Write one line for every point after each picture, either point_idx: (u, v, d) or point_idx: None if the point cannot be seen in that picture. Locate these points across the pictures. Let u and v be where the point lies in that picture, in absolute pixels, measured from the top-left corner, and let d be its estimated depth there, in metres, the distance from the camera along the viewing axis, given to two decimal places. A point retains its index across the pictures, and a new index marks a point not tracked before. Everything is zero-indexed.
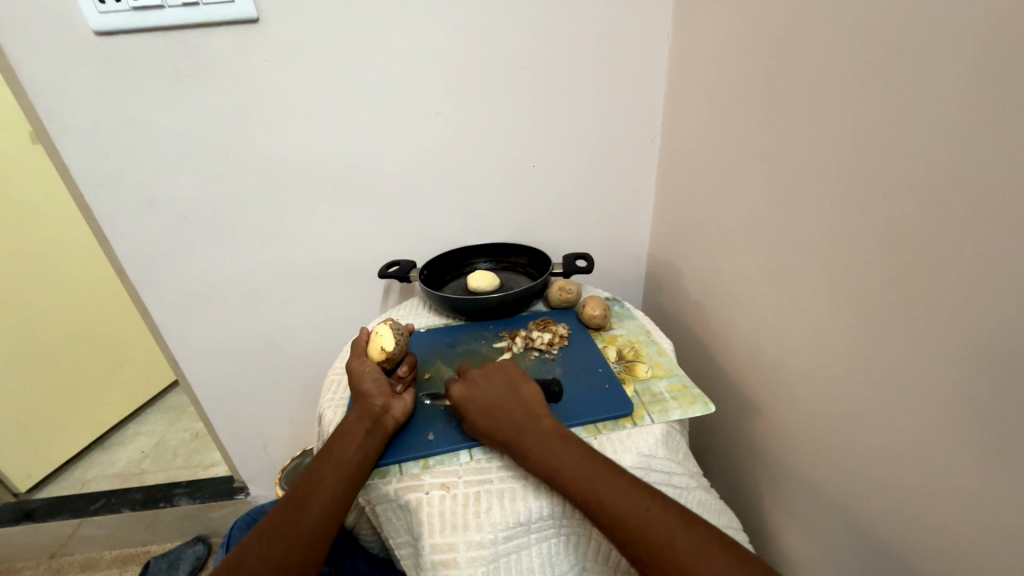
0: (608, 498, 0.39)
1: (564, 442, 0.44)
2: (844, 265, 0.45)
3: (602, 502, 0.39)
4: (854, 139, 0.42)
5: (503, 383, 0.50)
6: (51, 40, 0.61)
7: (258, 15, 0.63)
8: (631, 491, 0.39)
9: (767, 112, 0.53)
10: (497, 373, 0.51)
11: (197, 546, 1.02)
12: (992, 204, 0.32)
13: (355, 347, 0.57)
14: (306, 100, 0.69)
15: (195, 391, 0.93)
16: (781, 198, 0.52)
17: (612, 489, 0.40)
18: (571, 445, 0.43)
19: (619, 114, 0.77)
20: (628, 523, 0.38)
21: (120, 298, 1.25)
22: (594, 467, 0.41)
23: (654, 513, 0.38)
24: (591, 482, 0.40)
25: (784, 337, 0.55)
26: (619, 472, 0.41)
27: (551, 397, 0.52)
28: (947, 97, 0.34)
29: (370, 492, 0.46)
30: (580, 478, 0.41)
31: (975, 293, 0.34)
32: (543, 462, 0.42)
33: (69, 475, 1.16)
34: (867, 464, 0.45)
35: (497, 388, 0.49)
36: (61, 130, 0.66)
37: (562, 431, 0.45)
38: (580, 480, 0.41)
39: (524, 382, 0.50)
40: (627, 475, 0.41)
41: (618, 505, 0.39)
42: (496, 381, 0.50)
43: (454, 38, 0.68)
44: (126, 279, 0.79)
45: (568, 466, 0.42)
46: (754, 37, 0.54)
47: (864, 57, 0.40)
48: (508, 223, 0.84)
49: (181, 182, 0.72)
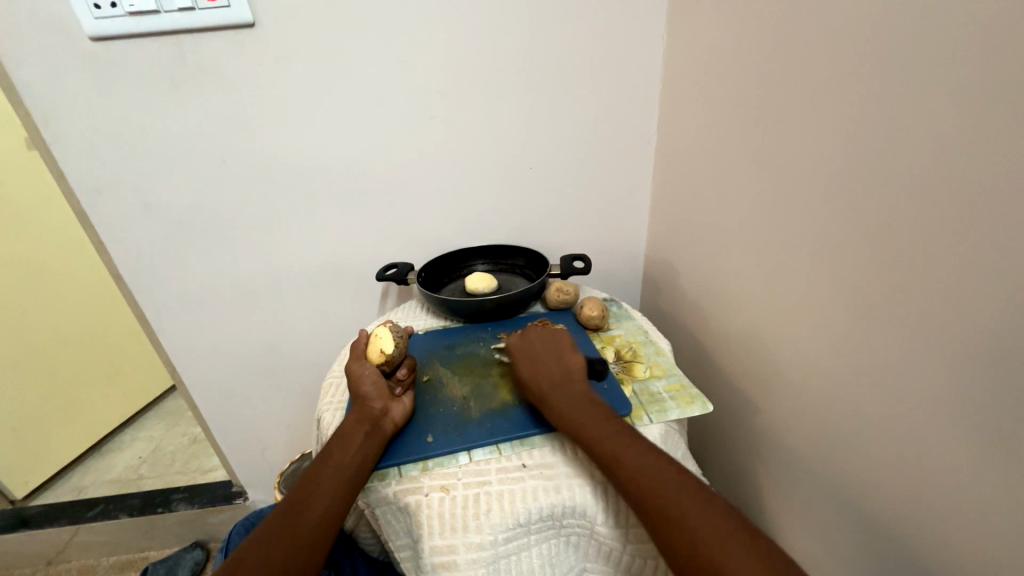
0: (622, 453, 0.42)
1: (591, 406, 0.47)
2: (841, 265, 0.45)
3: (616, 455, 0.42)
4: (850, 139, 0.42)
5: (554, 348, 0.55)
6: (46, 46, 0.60)
7: (254, 19, 0.63)
8: (645, 455, 0.41)
9: (762, 113, 0.53)
10: (552, 339, 0.56)
11: (195, 551, 1.02)
12: (988, 204, 0.32)
13: (354, 350, 0.56)
14: (303, 103, 0.69)
15: (193, 396, 0.92)
16: (777, 199, 0.53)
17: (622, 447, 0.42)
18: (601, 408, 0.47)
19: (615, 116, 0.77)
20: (635, 474, 0.40)
21: (117, 303, 1.25)
22: (612, 428, 0.44)
23: (664, 471, 0.40)
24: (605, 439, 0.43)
25: (782, 337, 0.56)
26: (638, 438, 0.43)
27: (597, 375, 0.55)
28: (942, 98, 0.34)
29: (369, 495, 0.46)
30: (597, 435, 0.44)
31: (972, 292, 0.34)
32: (568, 415, 0.47)
33: (67, 481, 1.16)
34: (865, 462, 0.46)
35: (545, 352, 0.54)
36: (57, 136, 0.66)
37: (593, 397, 0.49)
38: (596, 435, 0.44)
39: (572, 351, 0.54)
40: (642, 441, 0.43)
41: (629, 463, 0.41)
42: (548, 344, 0.55)
43: (450, 41, 0.68)
44: (123, 284, 0.79)
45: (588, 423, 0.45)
46: (749, 38, 0.54)
47: (859, 57, 0.40)
48: (505, 225, 0.84)
49: (178, 186, 0.72)
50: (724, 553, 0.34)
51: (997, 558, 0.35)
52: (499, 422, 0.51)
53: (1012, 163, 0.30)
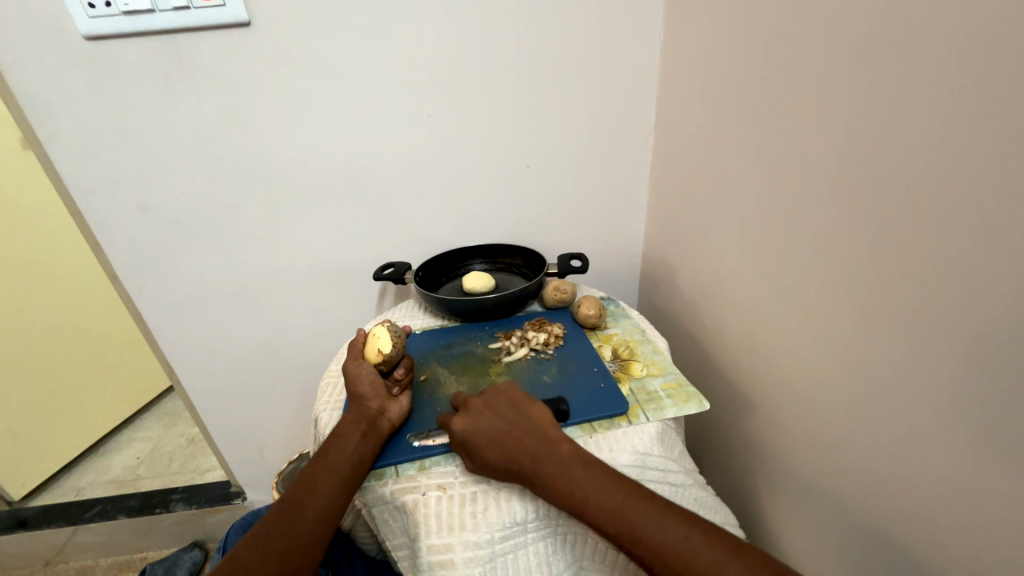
0: (642, 527, 0.37)
1: (588, 470, 0.41)
2: (837, 263, 0.45)
3: (637, 532, 0.37)
4: (847, 136, 0.42)
5: (510, 411, 0.46)
6: (42, 45, 0.60)
7: (249, 18, 0.63)
8: (667, 522, 0.37)
9: (760, 111, 0.53)
10: (500, 401, 0.47)
11: (194, 552, 1.01)
12: (985, 199, 0.32)
13: (352, 348, 0.56)
14: (300, 103, 0.69)
15: (191, 396, 0.92)
16: (775, 196, 0.53)
17: (646, 518, 0.38)
18: (597, 473, 0.41)
19: (613, 114, 0.77)
20: (666, 553, 0.36)
21: (115, 302, 1.25)
22: (623, 497, 0.39)
23: (693, 541, 0.36)
24: (625, 518, 0.38)
25: (779, 335, 0.56)
26: (649, 497, 0.39)
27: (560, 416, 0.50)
28: (940, 96, 0.34)
29: (366, 494, 0.46)
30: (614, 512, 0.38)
31: (969, 289, 0.34)
32: (571, 499, 0.39)
33: (64, 482, 1.16)
34: (862, 460, 0.46)
35: (501, 419, 0.45)
36: (53, 136, 0.66)
37: (586, 458, 0.42)
38: (611, 512, 0.38)
39: (530, 407, 0.47)
40: (655, 501, 0.39)
41: (656, 540, 0.37)
42: (501, 412, 0.46)
43: (447, 40, 0.68)
44: (120, 284, 0.79)
45: (597, 501, 0.39)
46: (746, 36, 0.54)
47: (856, 56, 0.40)
48: (502, 224, 0.84)
49: (174, 186, 0.72)
50: None
51: (994, 556, 0.35)
52: None
53: (1010, 162, 0.30)
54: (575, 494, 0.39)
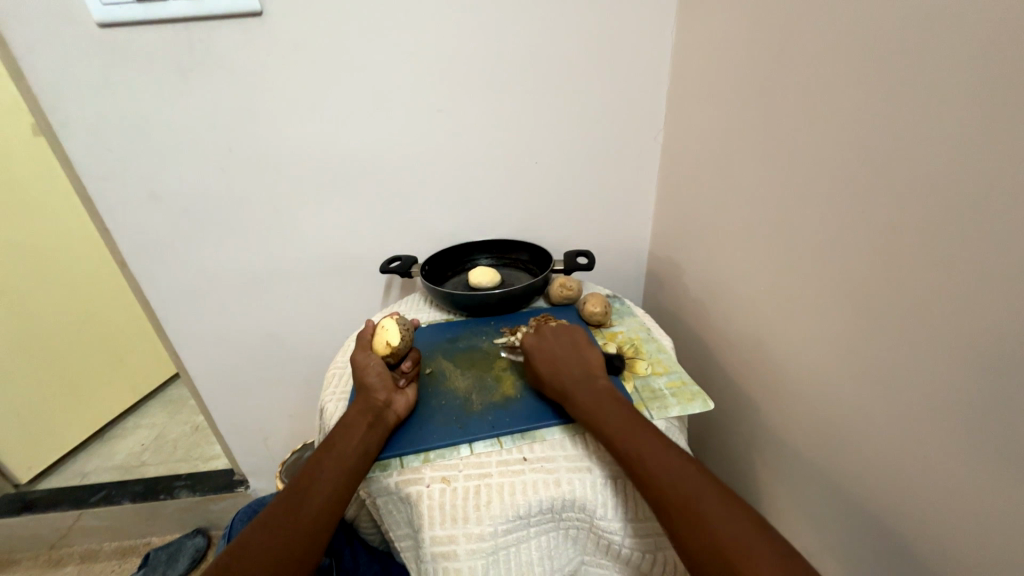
0: (644, 451, 0.41)
1: (613, 399, 0.47)
2: (844, 265, 0.45)
3: (637, 453, 0.41)
4: (855, 139, 0.42)
5: (571, 344, 0.54)
6: (54, 34, 0.61)
7: (261, 8, 0.63)
8: (667, 451, 0.41)
9: (769, 111, 0.53)
10: (567, 335, 0.56)
11: (197, 539, 1.03)
12: (995, 207, 0.32)
13: (360, 339, 0.57)
14: (308, 95, 0.69)
15: (196, 385, 0.93)
16: (783, 198, 0.52)
17: (649, 444, 0.41)
18: (622, 404, 0.47)
19: (621, 112, 0.77)
20: (657, 472, 0.39)
21: (122, 290, 1.26)
22: (637, 425, 0.44)
23: (686, 469, 0.39)
24: (631, 435, 0.43)
25: (784, 336, 0.56)
26: (659, 434, 0.43)
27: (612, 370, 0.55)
28: (952, 97, 0.34)
29: (370, 485, 0.47)
30: (621, 431, 0.43)
31: (977, 296, 0.34)
32: (593, 410, 0.46)
33: (70, 466, 1.17)
34: (865, 464, 0.46)
35: (565, 348, 0.54)
36: (64, 124, 0.66)
37: (615, 393, 0.48)
38: (619, 431, 0.43)
39: (590, 348, 0.54)
40: (665, 437, 0.43)
41: (650, 462, 0.40)
42: (564, 341, 0.55)
43: (456, 35, 0.68)
44: (128, 272, 0.79)
45: (614, 419, 0.45)
46: (757, 34, 0.54)
47: (868, 55, 0.40)
48: (509, 220, 0.84)
49: (183, 177, 0.73)
50: (751, 554, 0.32)
51: (997, 564, 0.35)
52: (500, 415, 0.51)
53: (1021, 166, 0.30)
54: (599, 410, 0.46)
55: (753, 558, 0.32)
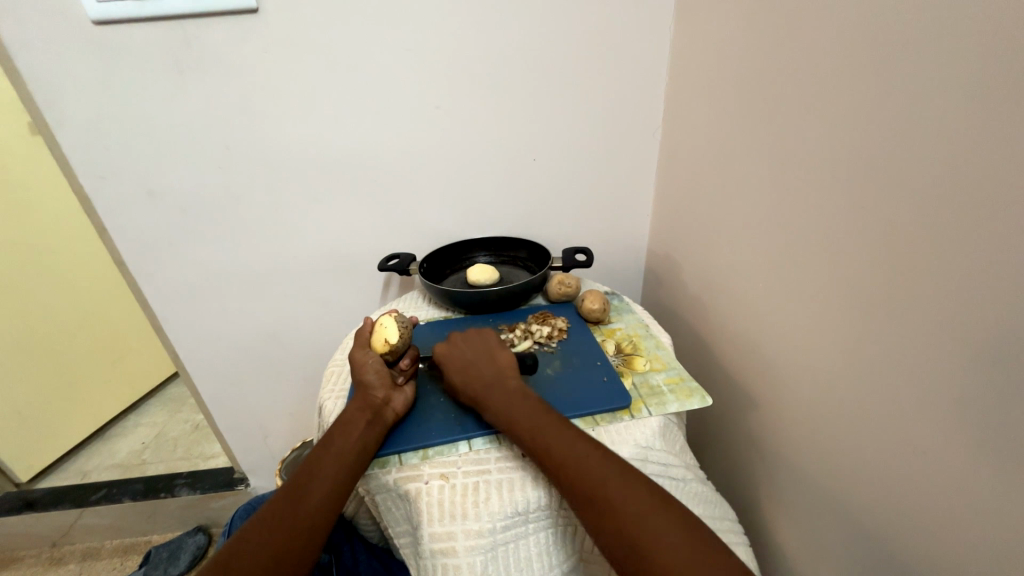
0: (552, 448, 0.42)
1: (522, 397, 0.47)
2: (843, 261, 0.45)
3: (546, 452, 0.42)
4: (854, 136, 0.42)
5: (480, 344, 0.54)
6: (50, 31, 0.60)
7: (257, 5, 0.62)
8: (575, 445, 0.42)
9: (768, 108, 0.53)
10: (477, 335, 0.55)
11: (197, 536, 1.03)
12: (992, 204, 0.32)
13: (359, 337, 0.56)
14: (306, 92, 0.69)
15: (195, 383, 0.93)
16: (781, 195, 0.52)
17: (557, 440, 0.42)
18: (531, 400, 0.47)
19: (620, 108, 0.76)
20: (566, 469, 0.40)
21: (120, 288, 1.26)
22: (544, 422, 0.44)
23: (593, 461, 0.41)
24: (545, 433, 0.43)
25: (782, 332, 0.56)
26: (568, 427, 0.44)
27: (527, 369, 0.54)
28: (953, 91, 0.33)
29: (370, 481, 0.47)
30: (535, 429, 0.44)
31: (974, 293, 0.34)
32: (502, 411, 0.46)
33: (70, 465, 1.17)
34: (862, 459, 0.46)
35: (472, 350, 0.53)
36: (61, 122, 0.66)
37: (526, 390, 0.48)
38: (528, 431, 0.44)
39: (500, 347, 0.54)
40: (574, 429, 0.44)
41: (559, 457, 0.41)
42: (474, 343, 0.54)
43: (454, 31, 0.67)
44: (126, 271, 0.79)
45: (526, 419, 0.45)
46: (756, 29, 0.54)
47: (868, 49, 0.40)
48: (507, 217, 0.84)
49: (181, 174, 0.72)
50: (658, 537, 0.35)
51: (995, 559, 0.35)
52: None
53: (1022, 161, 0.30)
54: (511, 411, 0.46)
55: (659, 543, 0.35)
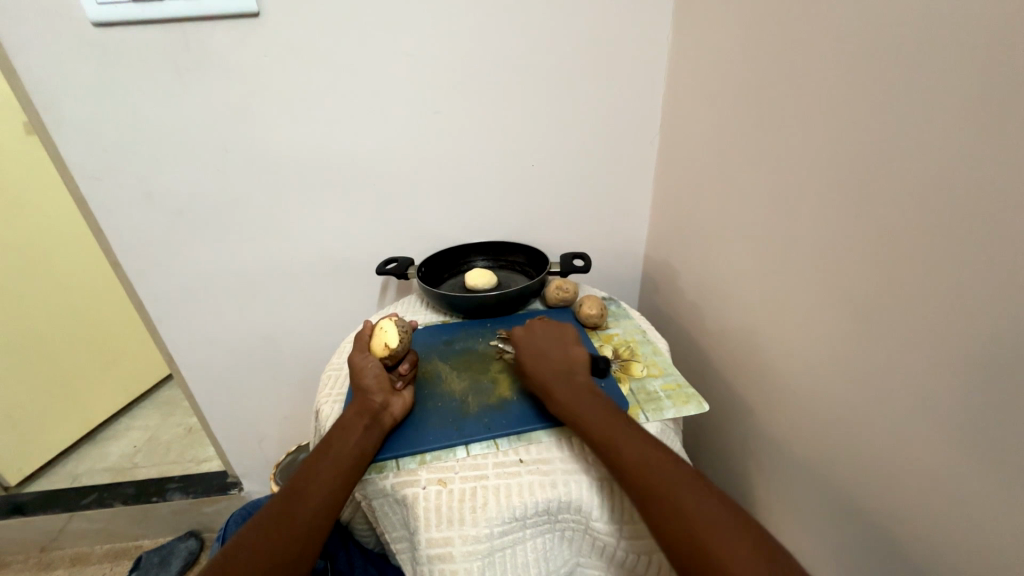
0: (619, 444, 0.42)
1: (591, 394, 0.48)
2: (839, 269, 0.45)
3: (613, 448, 0.42)
4: (851, 146, 0.43)
5: (555, 341, 0.56)
6: (49, 33, 0.60)
7: (259, 10, 0.63)
8: (643, 444, 0.42)
9: (765, 117, 0.53)
10: (554, 332, 0.57)
11: (189, 541, 1.02)
12: (987, 214, 0.32)
13: (358, 340, 0.56)
14: (306, 96, 0.69)
15: (189, 387, 0.93)
16: (778, 203, 0.53)
17: (624, 438, 0.43)
18: (599, 400, 0.47)
19: (619, 115, 0.77)
20: (633, 465, 0.40)
21: (115, 289, 1.25)
22: (613, 421, 0.44)
23: (661, 460, 0.40)
24: (607, 426, 0.44)
25: (779, 339, 0.56)
26: (636, 428, 0.44)
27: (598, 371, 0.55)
28: (951, 102, 0.34)
29: (365, 487, 0.47)
30: (601, 426, 0.44)
31: (970, 301, 0.34)
32: (569, 406, 0.47)
33: (60, 468, 1.16)
34: (859, 466, 0.46)
35: (544, 341, 0.56)
36: (59, 124, 0.66)
37: (594, 389, 0.49)
38: (596, 426, 0.44)
39: (575, 347, 0.55)
40: (641, 430, 0.44)
41: (625, 454, 0.41)
42: (551, 339, 0.56)
43: (454, 38, 0.68)
44: (122, 273, 0.79)
45: (592, 412, 0.46)
46: (754, 39, 0.54)
47: (865, 61, 0.40)
48: (505, 222, 0.84)
49: (178, 177, 0.72)
50: (724, 542, 0.34)
51: (992, 565, 0.35)
52: (497, 418, 0.51)
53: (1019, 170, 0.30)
54: (577, 403, 0.47)
55: (727, 548, 0.34)
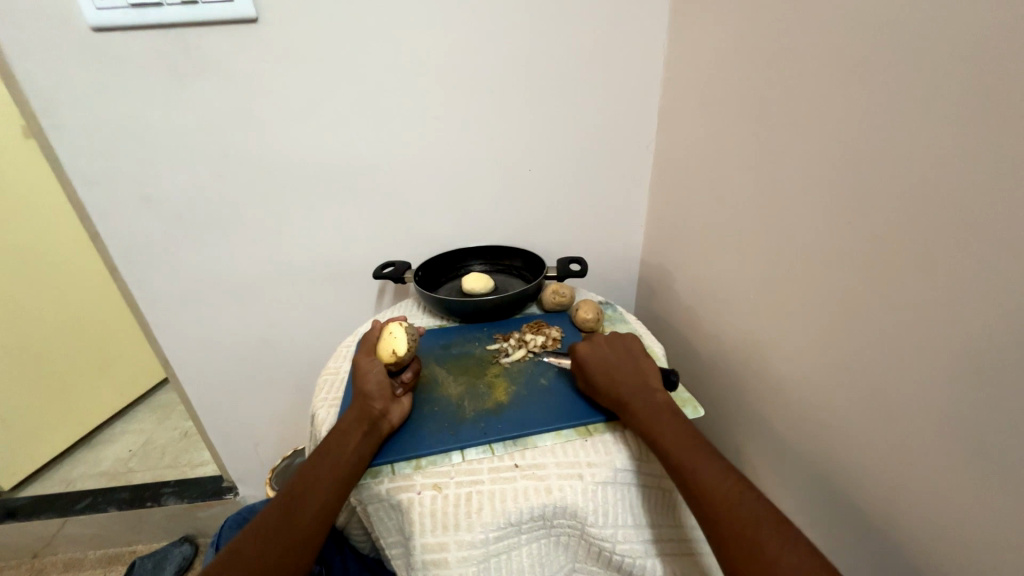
0: (692, 467, 0.41)
1: (670, 411, 0.46)
2: (835, 273, 0.46)
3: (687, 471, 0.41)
4: (845, 151, 0.43)
5: (625, 352, 0.53)
6: (48, 38, 0.61)
7: (257, 15, 0.63)
8: (722, 470, 0.40)
9: (760, 122, 0.54)
10: (621, 342, 0.55)
11: (184, 546, 1.01)
12: (983, 217, 0.33)
13: (366, 342, 0.56)
14: (305, 100, 0.69)
15: (185, 390, 0.92)
16: (773, 208, 0.53)
17: (703, 462, 0.41)
18: (678, 417, 0.45)
19: (615, 119, 0.77)
20: (713, 492, 0.39)
21: (112, 292, 1.25)
22: (692, 441, 0.43)
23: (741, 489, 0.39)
24: (694, 460, 0.41)
25: (774, 342, 0.56)
26: (711, 450, 0.42)
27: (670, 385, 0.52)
28: (947, 107, 0.34)
29: (360, 492, 0.46)
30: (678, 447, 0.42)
31: (966, 305, 0.34)
32: (646, 421, 0.45)
33: (54, 473, 1.15)
34: (856, 471, 0.46)
35: (611, 357, 0.53)
36: (56, 128, 0.66)
37: (674, 406, 0.47)
38: (674, 447, 0.42)
39: (645, 359, 0.53)
40: (718, 454, 0.42)
41: (706, 482, 0.39)
42: (619, 349, 0.54)
43: (450, 44, 0.68)
44: (118, 277, 0.78)
45: (676, 443, 0.43)
46: (749, 45, 0.55)
47: (861, 66, 0.40)
48: (501, 226, 0.84)
49: (177, 181, 0.72)
50: None
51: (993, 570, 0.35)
52: (493, 423, 0.51)
53: (1017, 175, 0.30)
54: (660, 432, 0.44)
55: None
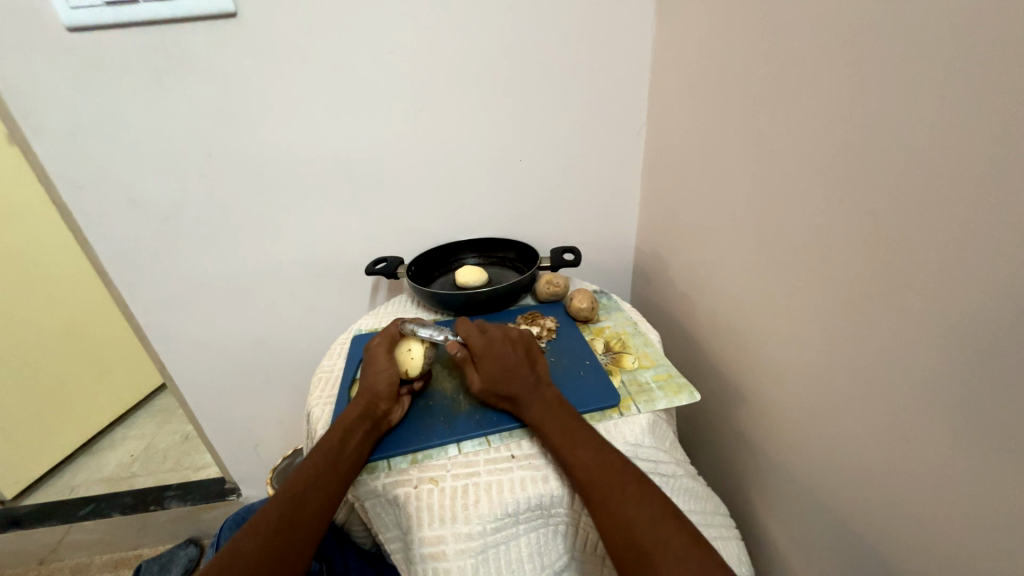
0: (581, 463, 0.42)
1: (562, 410, 0.47)
2: (826, 252, 0.45)
3: (581, 467, 0.42)
4: (833, 129, 0.43)
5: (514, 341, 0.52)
6: (24, 40, 0.59)
7: (237, 10, 0.62)
8: (614, 466, 0.41)
9: (750, 103, 0.53)
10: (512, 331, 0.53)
11: (189, 548, 1.00)
12: (968, 190, 0.32)
13: (386, 334, 0.55)
14: (289, 96, 0.69)
15: (183, 394, 0.92)
16: (764, 191, 0.53)
17: (593, 458, 0.42)
18: (571, 414, 0.46)
19: (605, 105, 0.76)
20: (601, 487, 0.40)
21: (104, 298, 1.24)
22: (588, 438, 0.44)
23: (629, 488, 0.39)
24: (583, 456, 0.42)
25: (768, 325, 0.56)
26: (604, 445, 0.43)
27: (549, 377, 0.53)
28: (941, 75, 0.33)
29: (358, 488, 0.46)
30: (575, 445, 0.43)
31: (955, 279, 0.34)
32: (543, 421, 0.46)
33: (57, 480, 1.15)
34: (854, 451, 0.46)
35: (514, 358, 0.50)
36: (37, 132, 0.65)
37: (565, 403, 0.48)
38: (570, 446, 0.43)
39: (537, 350, 0.52)
40: (611, 450, 0.43)
41: (593, 478, 0.41)
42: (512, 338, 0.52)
43: (434, 35, 0.67)
44: (109, 282, 0.78)
45: (590, 462, 0.42)
46: (737, 25, 0.54)
47: (847, 41, 0.40)
48: (495, 217, 0.84)
49: (162, 181, 0.71)
50: None
51: (1001, 551, 0.34)
52: (489, 415, 0.51)
53: (1014, 142, 0.29)
54: (573, 449, 0.43)
55: None
